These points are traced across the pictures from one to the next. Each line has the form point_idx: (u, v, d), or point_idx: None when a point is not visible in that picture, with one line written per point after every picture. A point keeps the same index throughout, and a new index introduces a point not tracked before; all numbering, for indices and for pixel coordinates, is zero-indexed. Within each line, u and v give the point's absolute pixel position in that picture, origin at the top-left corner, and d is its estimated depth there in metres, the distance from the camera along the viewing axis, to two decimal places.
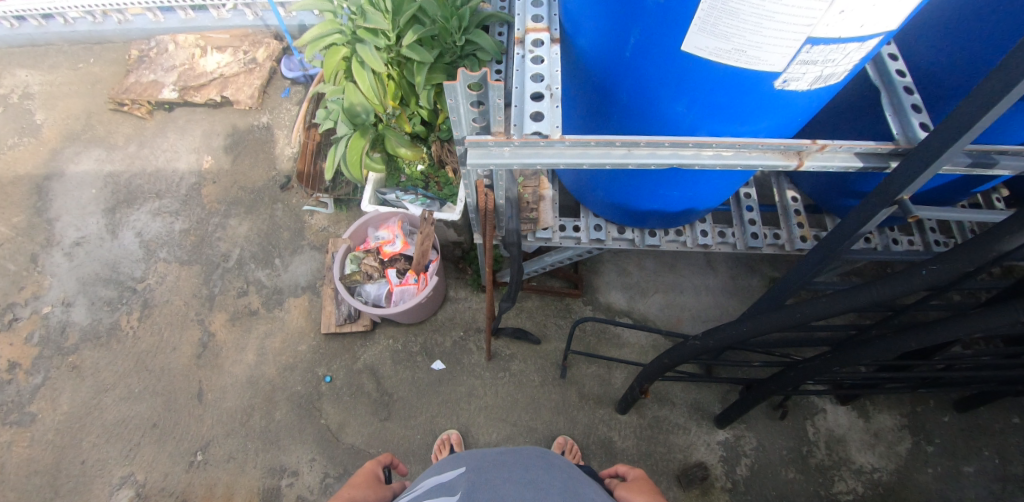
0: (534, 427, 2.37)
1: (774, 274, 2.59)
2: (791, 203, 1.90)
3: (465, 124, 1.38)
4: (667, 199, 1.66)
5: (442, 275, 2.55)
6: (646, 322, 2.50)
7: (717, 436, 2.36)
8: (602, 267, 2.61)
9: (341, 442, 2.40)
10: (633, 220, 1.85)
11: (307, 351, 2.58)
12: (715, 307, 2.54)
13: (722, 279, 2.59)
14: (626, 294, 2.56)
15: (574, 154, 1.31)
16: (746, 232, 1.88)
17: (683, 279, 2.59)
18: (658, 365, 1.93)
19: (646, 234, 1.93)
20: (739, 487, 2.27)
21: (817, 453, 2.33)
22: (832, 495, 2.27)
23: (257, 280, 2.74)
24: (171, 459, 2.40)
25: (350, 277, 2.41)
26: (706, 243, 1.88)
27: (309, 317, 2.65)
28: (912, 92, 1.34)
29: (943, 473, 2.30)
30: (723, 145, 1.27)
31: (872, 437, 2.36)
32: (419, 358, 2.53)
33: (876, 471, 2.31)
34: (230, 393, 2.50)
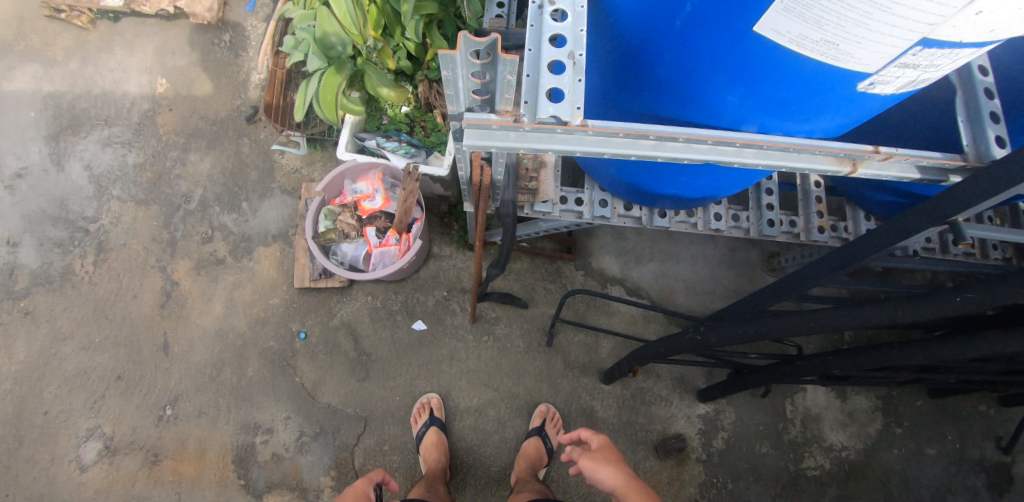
0: (516, 393, 2.33)
1: (773, 247, 2.51)
2: (814, 189, 1.78)
3: (462, 98, 1.16)
4: (688, 185, 1.48)
5: (426, 233, 2.37)
6: (638, 291, 2.43)
7: (697, 410, 2.36)
8: (599, 230, 2.47)
9: (317, 401, 2.34)
10: (643, 199, 1.67)
11: (280, 304, 2.43)
12: (710, 279, 2.47)
13: (721, 251, 2.49)
14: (620, 260, 2.46)
15: (595, 142, 1.10)
16: (762, 218, 1.75)
17: (681, 248, 2.49)
18: (652, 351, 1.84)
19: (655, 214, 1.76)
20: (713, 459, 2.33)
21: (791, 430, 2.38)
22: (799, 470, 2.34)
23: (222, 226, 2.53)
24: (139, 413, 2.32)
25: (326, 236, 2.22)
26: (719, 228, 1.73)
27: (281, 269, 2.48)
28: (992, 96, 1.13)
29: (906, 453, 2.38)
30: (772, 144, 1.08)
31: (846, 416, 2.41)
32: (399, 317, 2.42)
33: (845, 449, 2.38)
34: (198, 346, 2.38)
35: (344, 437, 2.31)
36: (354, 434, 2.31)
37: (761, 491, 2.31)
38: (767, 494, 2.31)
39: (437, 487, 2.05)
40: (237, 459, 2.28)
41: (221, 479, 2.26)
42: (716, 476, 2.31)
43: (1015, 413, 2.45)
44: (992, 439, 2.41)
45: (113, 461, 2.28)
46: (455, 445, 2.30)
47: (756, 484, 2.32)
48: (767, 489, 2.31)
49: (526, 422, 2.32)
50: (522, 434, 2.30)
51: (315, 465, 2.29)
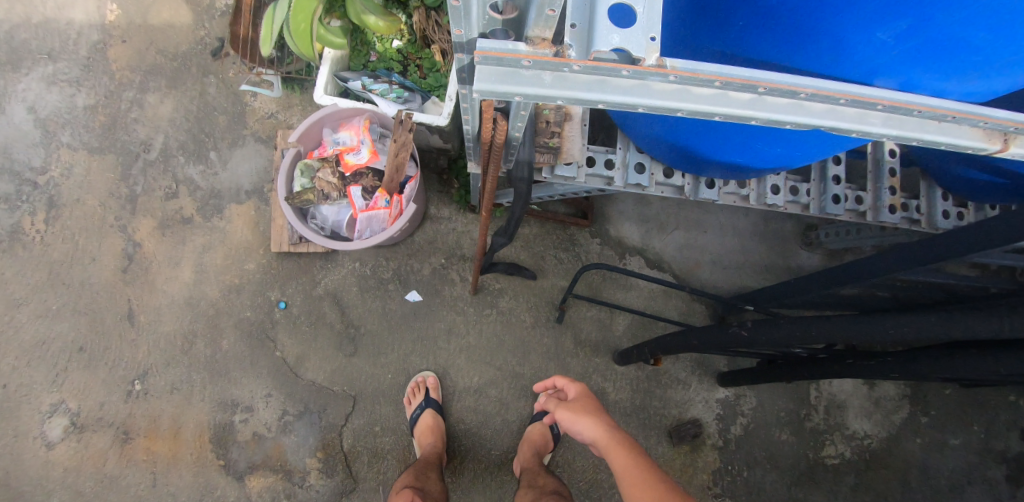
0: (520, 373, 2.11)
1: (811, 220, 2.30)
2: (888, 159, 1.65)
3: (476, 16, 0.86)
4: (754, 151, 1.21)
5: (420, 193, 2.06)
6: (660, 263, 2.22)
7: (716, 393, 2.17)
8: (619, 194, 2.22)
9: (300, 378, 2.11)
10: (687, 164, 1.40)
11: (256, 270, 2.16)
12: (741, 252, 2.27)
13: (752, 221, 2.29)
14: (642, 227, 2.23)
15: (673, 93, 0.75)
16: (826, 194, 1.57)
17: (709, 214, 2.28)
18: (680, 341, 1.55)
19: (702, 183, 1.52)
20: (730, 446, 2.15)
21: (814, 417, 2.21)
22: (819, 458, 2.18)
23: (188, 179, 2.22)
24: (105, 387, 2.11)
25: (302, 197, 1.89)
26: (775, 204, 1.53)
27: (257, 230, 2.19)
28: None
29: (929, 443, 2.25)
30: (917, 105, 0.77)
31: (872, 404, 2.24)
32: (392, 286, 2.17)
33: (868, 437, 2.23)
34: (166, 316, 2.13)
35: (331, 417, 2.10)
36: (343, 413, 2.11)
37: (777, 480, 2.15)
38: (784, 483, 2.15)
39: (429, 476, 1.78)
40: (214, 438, 2.09)
41: (198, 459, 2.08)
42: (732, 464, 2.14)
43: None
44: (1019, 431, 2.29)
45: (81, 439, 2.09)
46: (452, 428, 2.10)
47: (772, 472, 2.16)
48: (783, 478, 2.15)
49: (530, 404, 2.12)
50: (525, 416, 2.11)
51: (300, 447, 2.09)
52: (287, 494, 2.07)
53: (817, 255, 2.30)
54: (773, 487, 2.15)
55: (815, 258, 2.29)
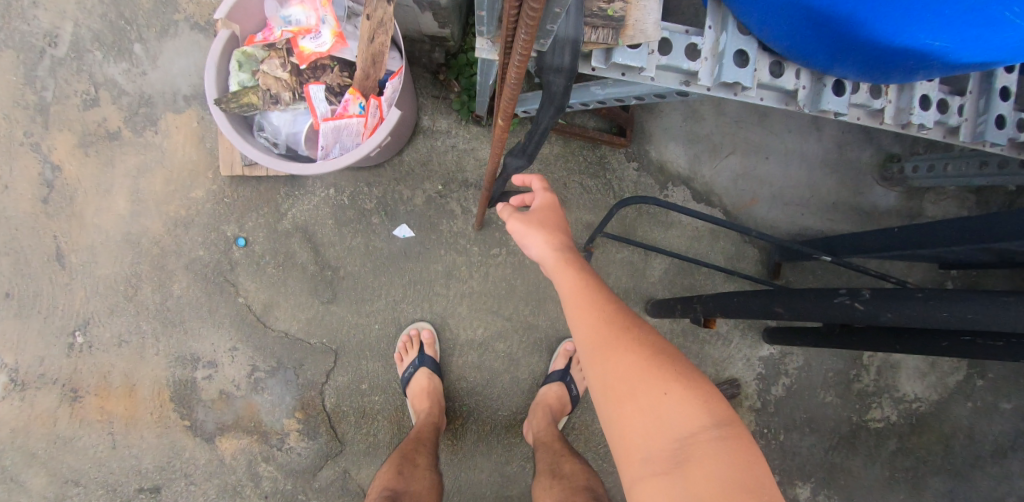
0: (534, 325, 1.77)
1: (895, 147, 1.81)
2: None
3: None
4: (978, 23, 0.76)
5: (410, 105, 1.58)
6: (709, 197, 1.75)
7: (760, 351, 1.88)
8: (665, 104, 1.71)
9: (270, 330, 1.76)
10: (823, 53, 0.93)
11: (205, 200, 1.74)
12: (806, 185, 1.79)
13: (826, 145, 1.79)
14: (689, 150, 1.74)
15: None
16: (985, 114, 1.11)
17: (773, 135, 1.76)
18: (759, 306, 1.15)
19: (826, 88, 1.04)
20: (769, 408, 1.89)
21: (863, 378, 1.92)
22: (862, 422, 1.92)
23: (109, 81, 1.73)
24: (43, 340, 1.77)
25: (240, 100, 1.40)
26: (921, 120, 1.06)
27: (202, 148, 1.74)
28: None
29: (981, 408, 1.96)
30: None
31: (928, 364, 1.94)
32: (376, 220, 1.75)
33: (917, 400, 1.94)
34: (102, 256, 1.75)
35: (310, 374, 1.77)
36: (323, 370, 1.77)
37: (815, 444, 1.90)
38: (822, 447, 1.90)
39: (413, 469, 1.40)
40: (176, 397, 1.79)
41: (160, 419, 1.79)
42: (769, 428, 1.88)
43: None
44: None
45: (24, 397, 1.79)
46: (451, 387, 1.77)
47: (812, 436, 1.90)
48: (822, 442, 1.90)
49: (544, 362, 1.77)
50: (538, 375, 1.77)
51: (276, 406, 1.78)
52: (264, 458, 1.80)
53: (896, 192, 1.82)
54: (809, 451, 1.90)
55: (892, 197, 1.82)
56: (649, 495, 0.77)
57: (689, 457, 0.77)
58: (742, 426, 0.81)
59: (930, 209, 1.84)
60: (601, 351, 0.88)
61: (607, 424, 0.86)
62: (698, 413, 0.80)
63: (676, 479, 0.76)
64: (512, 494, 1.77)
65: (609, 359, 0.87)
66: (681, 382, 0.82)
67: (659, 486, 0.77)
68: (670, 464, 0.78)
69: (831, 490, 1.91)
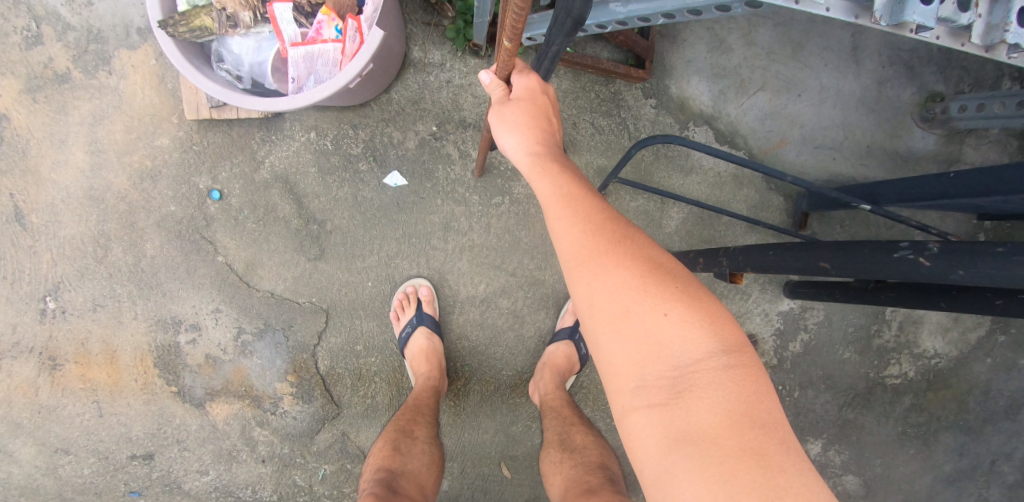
0: (539, 281, 1.63)
1: (939, 85, 1.61)
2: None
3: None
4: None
5: (397, 33, 1.39)
6: (733, 139, 1.57)
7: (779, 305, 1.77)
8: (687, 32, 1.51)
9: (255, 291, 1.63)
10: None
11: (173, 149, 1.57)
12: (840, 125, 1.60)
13: (864, 80, 1.59)
14: (713, 85, 1.54)
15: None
16: None
17: (808, 69, 1.57)
18: (795, 263, 1.02)
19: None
20: (785, 364, 1.79)
21: (885, 333, 1.81)
22: (878, 378, 1.82)
23: (52, 14, 1.52)
24: (12, 307, 1.65)
25: (191, 23, 1.21)
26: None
27: (164, 90, 1.55)
28: None
29: (1001, 364, 1.85)
30: None
31: (951, 319, 1.82)
32: (363, 167, 1.58)
33: (936, 357, 1.83)
34: (65, 214, 1.59)
35: (300, 336, 1.66)
36: (314, 332, 1.66)
37: (829, 400, 1.81)
38: (836, 403, 1.81)
39: (412, 444, 1.31)
40: (160, 363, 1.68)
41: (146, 386, 1.70)
42: (784, 384, 1.79)
43: None
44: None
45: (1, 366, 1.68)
46: (453, 347, 1.66)
47: (827, 392, 1.81)
48: (836, 399, 1.81)
49: (551, 319, 1.65)
50: (545, 333, 1.65)
51: (267, 370, 1.68)
52: (258, 422, 1.71)
53: (935, 135, 1.62)
54: (824, 408, 1.81)
55: (931, 142, 1.62)
56: (641, 428, 0.68)
57: (690, 387, 0.67)
58: (749, 350, 0.71)
59: (970, 154, 1.63)
60: (591, 268, 0.75)
61: (593, 348, 0.75)
62: (703, 336, 0.69)
63: (674, 411, 0.67)
64: (517, 454, 1.69)
65: (599, 278, 0.74)
66: (685, 303, 0.71)
67: (653, 417, 0.68)
68: (668, 394, 0.68)
69: (841, 446, 1.84)
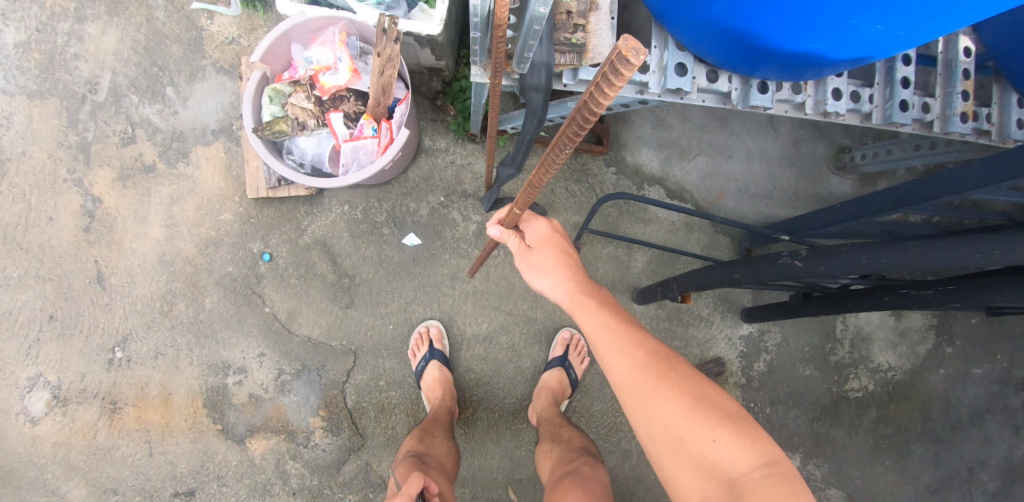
0: (533, 318, 1.96)
1: (845, 141, 2.06)
2: (962, 59, 1.29)
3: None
4: (841, 33, 0.91)
5: (413, 121, 1.83)
6: (681, 194, 1.99)
7: (739, 330, 2.10)
8: (636, 116, 1.96)
9: (294, 336, 1.94)
10: (743, 60, 1.09)
11: (234, 221, 1.94)
12: (768, 180, 2.03)
13: (782, 143, 2.05)
14: (661, 155, 1.98)
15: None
16: (892, 98, 1.26)
17: (736, 139, 2.02)
18: (718, 278, 1.39)
19: (752, 87, 1.20)
20: (753, 383, 2.09)
21: (839, 351, 2.13)
22: (842, 392, 2.13)
23: (145, 121, 1.95)
24: (83, 357, 1.93)
25: (273, 128, 1.65)
26: (836, 112, 1.22)
27: (229, 176, 1.95)
28: None
29: (951, 373, 2.19)
30: None
31: (898, 336, 2.17)
32: (386, 231, 1.95)
33: (892, 369, 2.16)
34: (140, 277, 1.93)
35: (331, 374, 1.94)
36: (343, 370, 1.95)
37: (799, 415, 2.10)
38: (806, 418, 2.11)
39: (433, 439, 1.63)
40: (209, 403, 1.94)
41: (194, 425, 1.94)
42: (755, 401, 2.09)
43: None
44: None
45: (66, 412, 1.94)
46: (462, 378, 1.95)
47: (795, 408, 2.10)
48: (806, 413, 2.11)
49: (545, 351, 1.96)
50: (540, 363, 1.96)
51: (301, 406, 1.95)
52: (292, 456, 1.95)
53: (850, 181, 2.07)
54: (795, 422, 2.10)
55: (847, 185, 2.06)
56: None
57: (741, 490, 0.97)
58: (784, 459, 1.00)
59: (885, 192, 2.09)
60: (647, 403, 1.08)
61: (660, 465, 1.07)
62: (745, 454, 1.00)
63: None
64: (522, 478, 1.94)
65: (654, 408, 1.07)
66: (727, 429, 1.02)
67: None
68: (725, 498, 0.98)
69: (819, 459, 2.11)
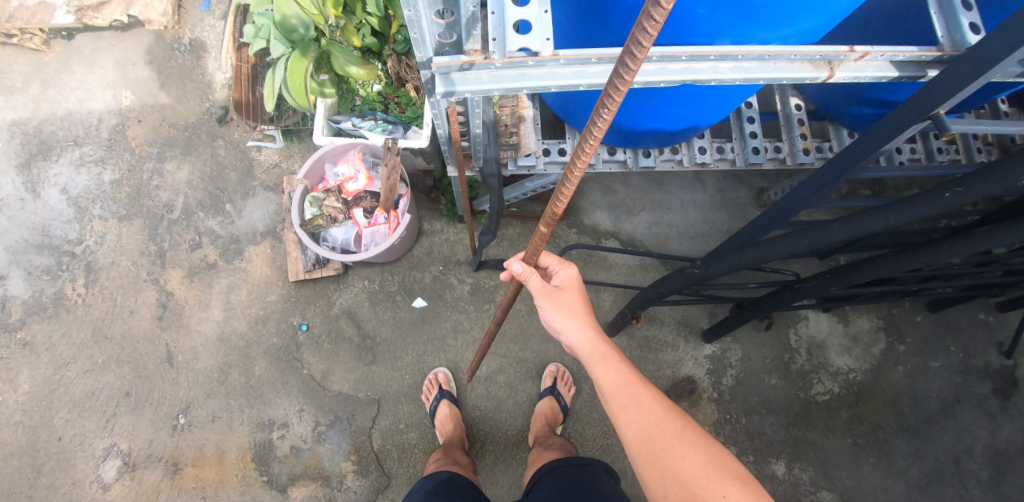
0: (524, 358, 2.37)
1: (763, 184, 2.52)
2: (795, 112, 1.76)
3: (428, 41, 1.07)
4: (665, 117, 1.45)
5: (414, 209, 2.36)
6: (633, 242, 2.44)
7: (704, 351, 2.47)
8: (586, 188, 2.47)
9: (328, 391, 2.34)
10: (624, 140, 1.63)
11: (278, 300, 2.42)
12: (703, 223, 2.48)
13: (710, 194, 2.51)
14: (612, 214, 2.46)
15: (569, 74, 1.08)
16: (747, 146, 1.74)
17: (671, 195, 2.50)
18: (653, 294, 1.85)
19: (640, 154, 1.72)
20: (725, 396, 2.44)
21: (798, 359, 2.51)
22: (810, 397, 2.47)
23: (209, 230, 2.50)
24: (152, 426, 2.31)
25: (313, 223, 2.19)
26: (705, 162, 1.72)
27: (274, 265, 2.46)
28: (971, 7, 1.13)
29: (911, 369, 2.54)
30: (749, 55, 1.05)
31: (851, 341, 2.55)
32: (399, 297, 2.42)
33: (852, 371, 2.52)
34: (202, 353, 2.37)
35: (360, 421, 2.30)
36: (369, 417, 2.31)
37: (775, 423, 2.43)
38: (782, 425, 2.43)
39: (454, 453, 2.08)
40: (257, 457, 2.28)
41: (244, 478, 2.26)
42: (730, 413, 2.43)
43: (1012, 320, 2.62)
44: (993, 346, 2.59)
45: (134, 476, 2.27)
46: (469, 415, 2.31)
47: (769, 416, 2.44)
48: (781, 420, 2.44)
49: (537, 384, 2.35)
50: (534, 395, 2.33)
51: (335, 453, 2.28)
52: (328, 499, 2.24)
53: None
54: (772, 429, 2.42)
55: None
56: None
57: None
58: None
59: None
60: (666, 457, 1.19)
61: None
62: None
63: None
64: None
65: (673, 463, 1.18)
66: (737, 491, 1.14)
67: None
68: None
69: (804, 463, 2.41)
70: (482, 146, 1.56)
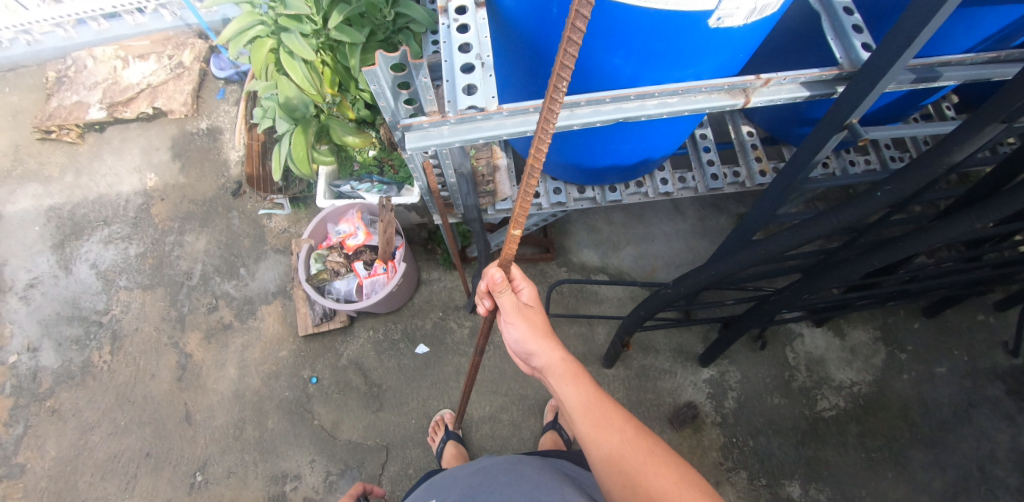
0: (525, 395, 2.44)
1: (741, 210, 2.66)
2: (748, 138, 1.92)
3: (397, 107, 1.28)
4: (619, 153, 1.61)
5: (411, 259, 2.52)
6: (621, 276, 2.56)
7: (702, 375, 2.53)
8: (572, 228, 2.63)
9: (338, 440, 2.41)
10: (588, 178, 1.80)
11: (289, 356, 2.55)
12: (688, 250, 2.60)
13: (691, 223, 2.65)
14: (598, 250, 2.60)
15: (516, 123, 1.25)
16: (706, 174, 1.89)
17: (653, 228, 2.64)
18: (636, 317, 1.93)
19: (606, 189, 1.88)
20: (729, 419, 2.46)
21: (798, 376, 2.54)
22: (816, 414, 2.48)
23: (225, 293, 2.67)
24: (171, 485, 2.39)
25: (318, 277, 2.38)
26: (668, 191, 1.88)
27: (285, 322, 2.61)
28: (861, 30, 1.33)
29: (917, 376, 2.55)
30: (667, 92, 1.22)
31: (850, 355, 2.58)
32: (402, 345, 2.54)
33: (856, 384, 2.54)
34: (218, 411, 2.48)
35: (370, 468, 2.36)
36: (378, 464, 2.37)
37: (783, 443, 2.43)
38: (791, 444, 2.43)
39: None
40: None
41: None
42: (736, 436, 2.44)
43: (1013, 318, 2.64)
44: (998, 347, 2.60)
45: None
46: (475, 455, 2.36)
47: (776, 437, 2.44)
48: (788, 440, 2.44)
49: (540, 420, 2.41)
50: (538, 431, 2.38)
51: None
52: None
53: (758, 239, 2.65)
54: (780, 450, 2.42)
55: None
56: None
57: None
58: None
59: None
60: (638, 474, 1.19)
61: None
62: None
63: None
64: None
65: (645, 481, 1.18)
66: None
67: None
68: None
69: (819, 483, 2.38)
70: (461, 195, 1.73)
